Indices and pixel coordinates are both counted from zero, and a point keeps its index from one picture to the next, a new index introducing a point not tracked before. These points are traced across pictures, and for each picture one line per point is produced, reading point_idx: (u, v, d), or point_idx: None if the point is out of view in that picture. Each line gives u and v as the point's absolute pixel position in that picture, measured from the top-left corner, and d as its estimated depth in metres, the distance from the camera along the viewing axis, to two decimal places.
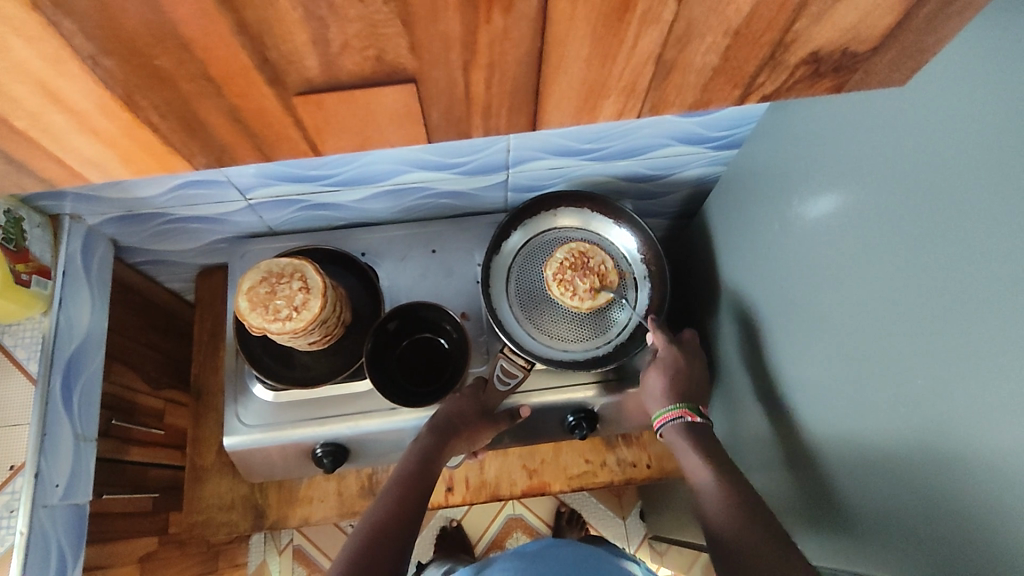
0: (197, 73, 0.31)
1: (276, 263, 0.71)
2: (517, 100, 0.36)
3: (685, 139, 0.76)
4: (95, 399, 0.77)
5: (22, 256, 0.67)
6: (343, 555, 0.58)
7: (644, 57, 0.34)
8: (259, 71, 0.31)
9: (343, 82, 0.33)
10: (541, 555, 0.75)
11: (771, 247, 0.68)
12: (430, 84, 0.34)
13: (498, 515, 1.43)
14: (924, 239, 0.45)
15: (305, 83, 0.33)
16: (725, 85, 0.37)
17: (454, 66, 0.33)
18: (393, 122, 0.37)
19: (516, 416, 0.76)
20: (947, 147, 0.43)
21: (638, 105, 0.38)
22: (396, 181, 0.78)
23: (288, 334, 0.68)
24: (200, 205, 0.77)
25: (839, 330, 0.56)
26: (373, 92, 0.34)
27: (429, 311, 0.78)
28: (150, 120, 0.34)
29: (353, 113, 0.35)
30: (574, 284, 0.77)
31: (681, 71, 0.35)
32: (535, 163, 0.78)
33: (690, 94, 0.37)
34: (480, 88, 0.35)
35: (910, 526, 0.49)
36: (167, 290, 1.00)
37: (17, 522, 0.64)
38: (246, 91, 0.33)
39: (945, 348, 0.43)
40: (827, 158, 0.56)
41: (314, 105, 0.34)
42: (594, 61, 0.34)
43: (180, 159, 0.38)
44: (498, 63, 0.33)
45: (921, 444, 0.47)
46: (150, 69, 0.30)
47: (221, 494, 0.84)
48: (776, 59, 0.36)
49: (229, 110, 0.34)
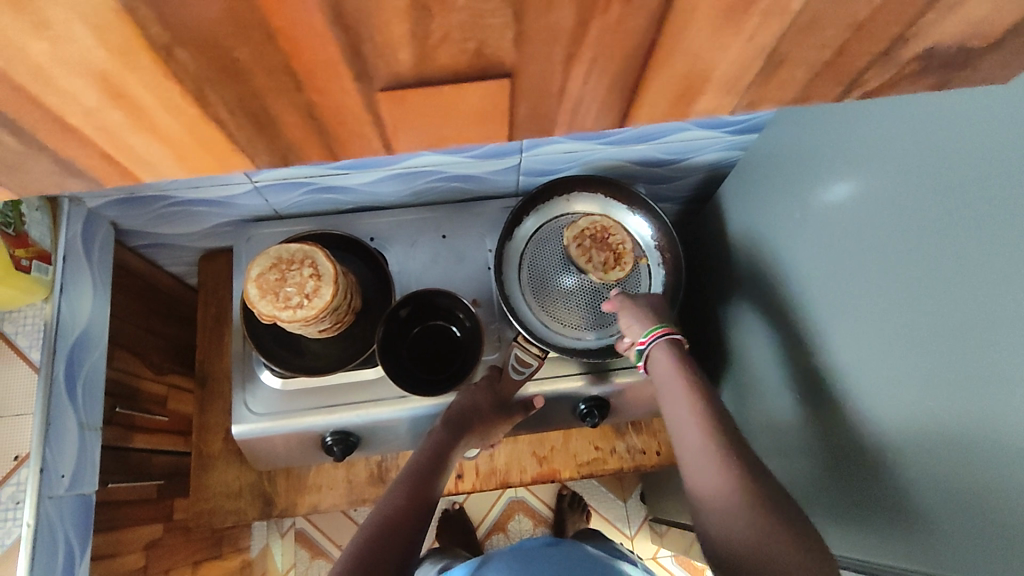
0: (277, 65, 0.27)
1: (286, 249, 0.69)
2: (614, 97, 0.32)
3: (702, 124, 0.75)
4: (98, 386, 0.75)
5: (21, 241, 0.65)
6: (357, 543, 0.58)
7: (756, 53, 0.30)
8: (346, 65, 0.27)
9: (434, 78, 0.29)
10: (554, 557, 0.75)
11: (790, 236, 0.67)
12: (525, 78, 0.30)
13: (500, 498, 1.43)
14: (952, 232, 0.45)
15: (393, 79, 0.28)
16: (831, 82, 0.32)
17: (554, 61, 0.29)
18: (478, 121, 0.33)
19: (530, 407, 0.76)
20: (980, 139, 0.42)
21: (734, 103, 0.34)
22: (406, 164, 0.76)
23: (299, 322, 0.66)
24: (204, 187, 0.75)
25: (855, 321, 0.56)
26: (464, 90, 0.30)
27: (442, 298, 0.77)
28: (219, 116, 0.30)
29: (435, 110, 0.31)
30: (590, 254, 0.78)
31: (792, 66, 0.31)
32: (549, 147, 0.76)
33: (793, 91, 0.33)
34: (575, 85, 0.31)
35: (925, 514, 0.50)
36: (169, 274, 0.98)
37: (23, 514, 0.63)
38: (326, 85, 0.28)
39: (967, 342, 0.44)
40: (853, 147, 0.55)
41: (398, 101, 0.30)
42: (710, 57, 0.30)
43: (243, 158, 0.34)
44: (602, 59, 0.29)
45: (936, 435, 0.48)
46: (226, 61, 0.27)
47: (228, 482, 0.83)
48: (893, 54, 0.30)
49: (305, 107, 0.30)
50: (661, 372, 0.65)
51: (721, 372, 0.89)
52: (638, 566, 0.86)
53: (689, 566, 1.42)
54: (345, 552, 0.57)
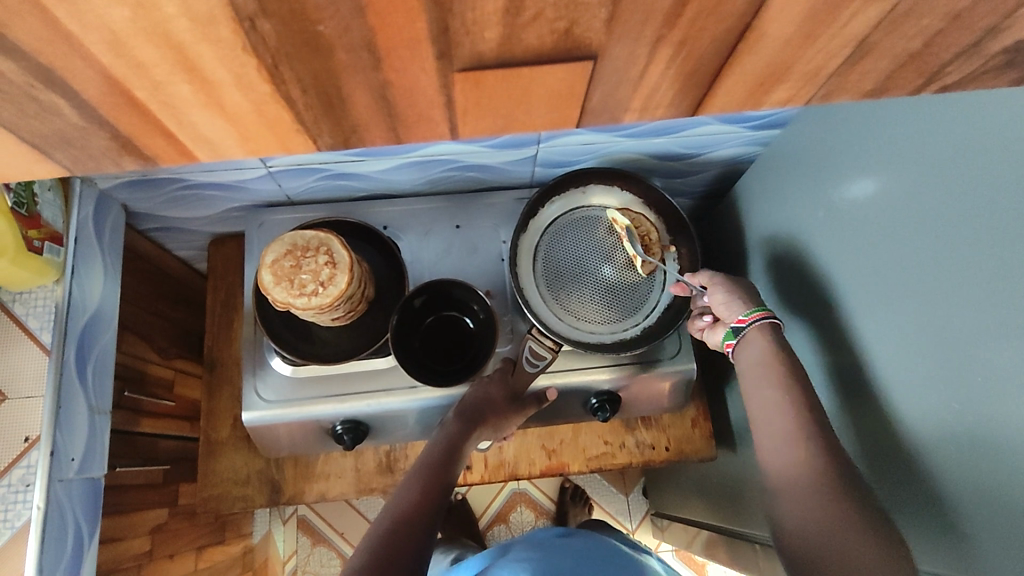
0: (358, 42, 0.28)
1: (300, 235, 0.68)
2: (693, 82, 0.34)
3: (723, 118, 0.74)
4: (109, 369, 0.75)
5: (33, 222, 0.64)
6: (369, 540, 0.58)
7: (847, 41, 0.31)
8: (432, 42, 0.29)
9: (517, 58, 0.30)
10: (570, 550, 0.75)
11: (812, 233, 0.66)
12: (607, 62, 0.31)
13: (501, 490, 1.43)
14: (973, 239, 0.45)
15: (475, 56, 0.30)
16: (911, 74, 0.34)
17: (645, 40, 0.30)
18: (548, 103, 0.35)
19: (542, 400, 0.76)
20: (1000, 145, 0.42)
21: (812, 91, 0.35)
22: (422, 153, 0.75)
23: (313, 310, 0.66)
24: (218, 170, 0.74)
25: (876, 321, 0.56)
26: (542, 70, 0.32)
27: (457, 289, 0.76)
28: (292, 95, 0.32)
29: (513, 88, 0.33)
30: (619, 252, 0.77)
31: (876, 54, 0.32)
32: (567, 138, 0.75)
33: (871, 80, 0.35)
34: (653, 75, 0.33)
35: (947, 513, 0.50)
36: (177, 258, 0.97)
37: (33, 496, 0.62)
38: (404, 66, 0.30)
39: (987, 347, 0.44)
40: (876, 146, 0.55)
41: (473, 83, 0.32)
42: (795, 41, 0.31)
43: (304, 137, 0.36)
44: (691, 41, 0.30)
45: (960, 436, 0.48)
46: (310, 35, 0.28)
47: (236, 468, 0.83)
48: (976, 49, 0.32)
49: (378, 86, 0.32)
50: (752, 351, 0.65)
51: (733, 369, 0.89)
52: (651, 554, 0.86)
53: (689, 561, 1.43)
54: (359, 547, 0.58)
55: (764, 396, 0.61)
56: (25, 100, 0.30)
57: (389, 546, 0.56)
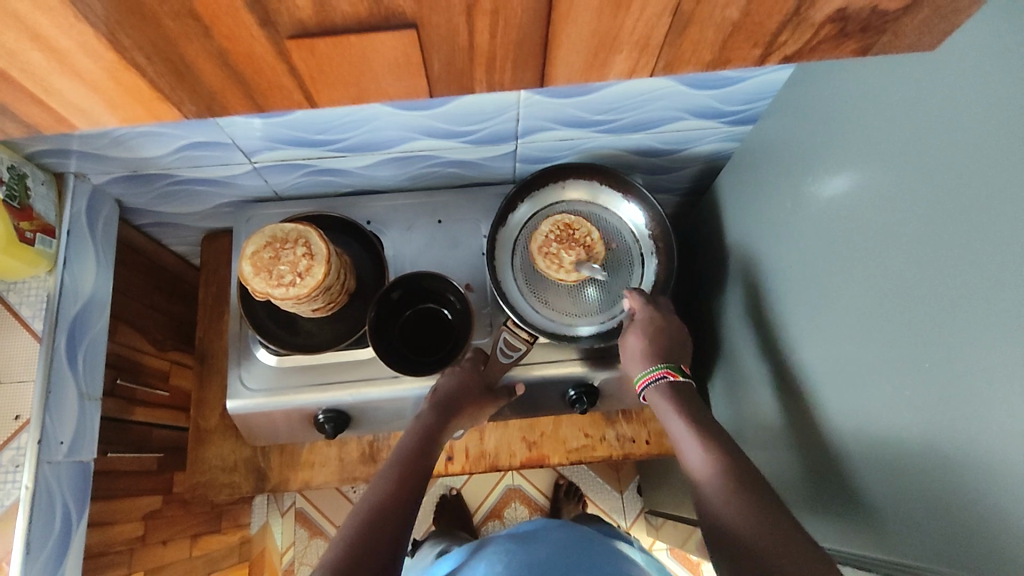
0: (182, 10, 0.31)
1: (280, 228, 0.70)
2: (525, 53, 0.37)
3: (699, 113, 0.75)
4: (100, 357, 0.78)
5: (26, 214, 0.67)
6: (353, 523, 0.59)
7: (659, 10, 0.34)
8: (251, 12, 0.32)
9: (339, 26, 0.33)
10: (541, 534, 0.77)
11: (781, 226, 0.67)
12: (432, 31, 0.35)
13: (497, 486, 1.44)
14: (931, 229, 0.45)
15: (299, 27, 0.33)
16: (745, 43, 0.38)
17: (457, 12, 0.34)
18: (392, 73, 0.38)
19: (513, 392, 0.76)
20: (956, 136, 0.43)
21: (652, 61, 0.39)
22: (403, 148, 0.76)
23: (292, 300, 0.68)
24: (205, 166, 0.76)
25: (842, 313, 0.57)
26: (368, 38, 0.35)
27: (433, 281, 0.78)
28: (140, 62, 0.35)
29: (348, 59, 0.36)
30: (559, 257, 0.77)
31: (699, 23, 0.36)
32: (544, 134, 0.76)
33: (709, 51, 0.39)
34: (485, 38, 0.36)
35: (905, 504, 0.51)
36: (173, 253, 1.00)
37: (22, 476, 0.65)
38: (235, 33, 0.33)
39: (942, 336, 0.45)
40: (843, 139, 0.56)
41: (308, 50, 0.35)
42: (607, 12, 0.34)
43: (173, 107, 0.39)
44: (504, 10, 0.34)
45: (929, 438, 0.47)
46: (135, 6, 0.31)
47: (224, 456, 0.85)
48: (800, 16, 0.36)
49: (219, 54, 0.35)
50: (659, 405, 0.68)
51: (715, 364, 0.89)
52: (633, 544, 0.88)
53: (683, 560, 1.43)
54: (337, 539, 0.57)
55: (675, 426, 0.65)
56: None
57: (369, 532, 0.57)
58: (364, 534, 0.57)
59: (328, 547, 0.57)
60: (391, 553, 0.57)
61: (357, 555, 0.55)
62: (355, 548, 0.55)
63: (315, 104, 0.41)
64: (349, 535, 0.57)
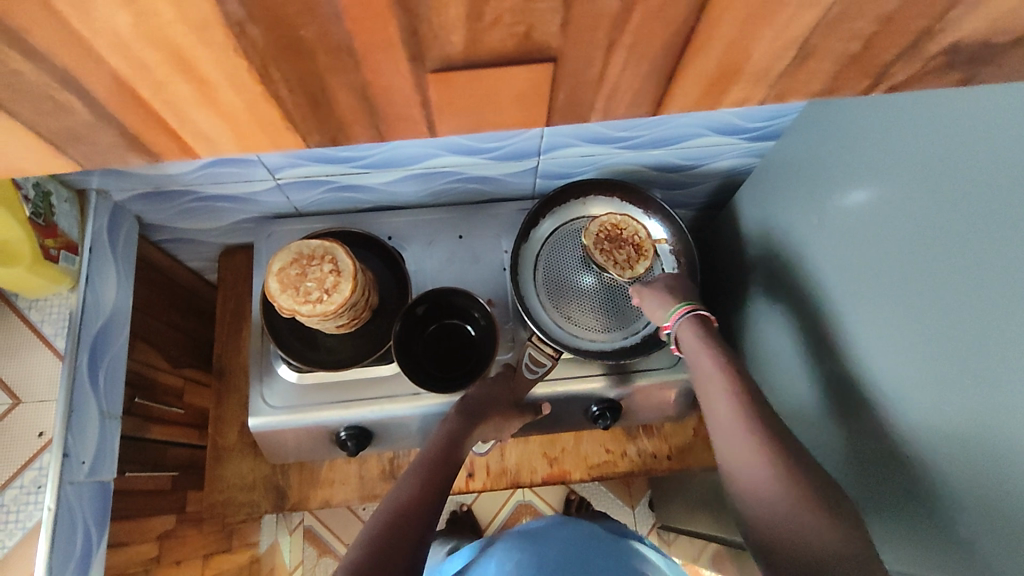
0: (338, 45, 0.32)
1: (306, 245, 0.70)
2: (647, 84, 0.37)
3: (720, 130, 0.75)
4: (120, 375, 0.77)
5: (50, 231, 0.67)
6: (373, 526, 0.58)
7: (787, 43, 0.35)
8: (404, 46, 0.32)
9: (481, 59, 0.34)
10: (552, 531, 0.77)
11: (806, 240, 0.67)
12: (563, 64, 0.35)
13: (507, 501, 1.43)
14: (960, 240, 0.46)
15: (444, 60, 0.33)
16: (855, 75, 0.37)
17: (598, 46, 0.34)
18: (516, 104, 0.38)
19: (540, 410, 0.77)
20: (984, 150, 0.44)
21: (764, 92, 0.39)
22: (426, 165, 0.77)
23: (318, 317, 0.67)
24: (228, 182, 0.76)
25: (868, 329, 0.58)
26: (507, 71, 0.35)
27: (458, 297, 0.78)
28: (280, 94, 0.35)
29: (475, 92, 0.36)
30: (612, 255, 0.78)
31: (819, 56, 0.36)
32: (567, 150, 0.77)
33: (817, 83, 0.38)
34: (613, 71, 0.36)
35: (942, 516, 0.51)
36: (188, 268, 0.99)
37: (44, 498, 0.64)
38: (379, 66, 0.33)
39: (975, 344, 0.45)
40: (866, 154, 0.56)
41: (446, 83, 0.35)
42: (740, 45, 0.34)
43: (295, 137, 0.39)
44: (640, 44, 0.34)
45: (969, 438, 0.47)
46: (293, 39, 0.31)
47: (243, 474, 0.85)
48: (915, 49, 0.35)
49: (359, 87, 0.35)
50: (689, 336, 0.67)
51: None
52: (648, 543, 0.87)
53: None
54: (358, 540, 0.57)
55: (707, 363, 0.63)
56: (46, 99, 0.33)
57: (389, 536, 0.57)
58: (383, 538, 0.56)
59: (350, 548, 0.56)
60: (411, 555, 0.56)
61: (376, 557, 0.54)
62: (375, 550, 0.55)
63: (432, 134, 0.41)
64: (370, 537, 0.57)
